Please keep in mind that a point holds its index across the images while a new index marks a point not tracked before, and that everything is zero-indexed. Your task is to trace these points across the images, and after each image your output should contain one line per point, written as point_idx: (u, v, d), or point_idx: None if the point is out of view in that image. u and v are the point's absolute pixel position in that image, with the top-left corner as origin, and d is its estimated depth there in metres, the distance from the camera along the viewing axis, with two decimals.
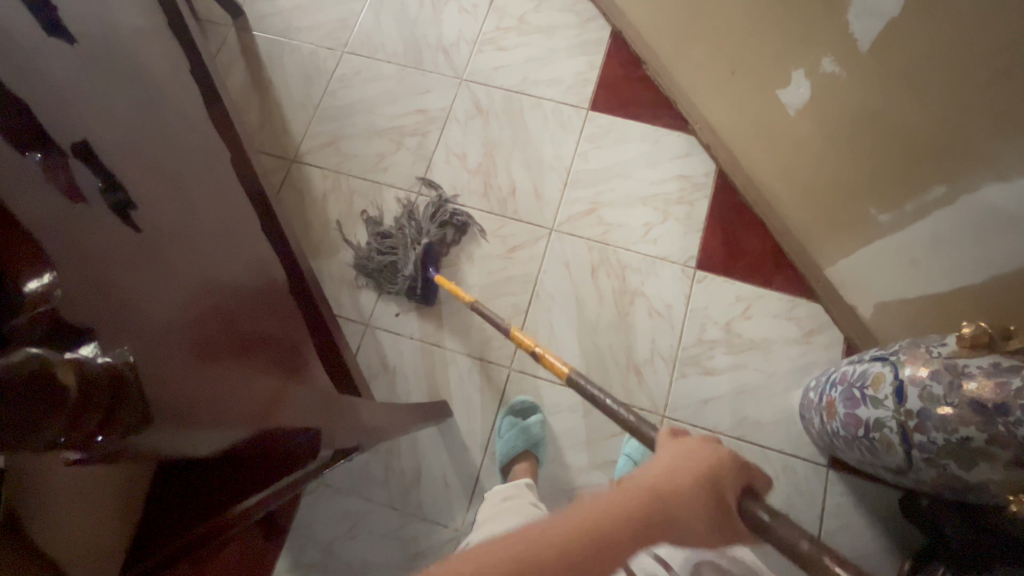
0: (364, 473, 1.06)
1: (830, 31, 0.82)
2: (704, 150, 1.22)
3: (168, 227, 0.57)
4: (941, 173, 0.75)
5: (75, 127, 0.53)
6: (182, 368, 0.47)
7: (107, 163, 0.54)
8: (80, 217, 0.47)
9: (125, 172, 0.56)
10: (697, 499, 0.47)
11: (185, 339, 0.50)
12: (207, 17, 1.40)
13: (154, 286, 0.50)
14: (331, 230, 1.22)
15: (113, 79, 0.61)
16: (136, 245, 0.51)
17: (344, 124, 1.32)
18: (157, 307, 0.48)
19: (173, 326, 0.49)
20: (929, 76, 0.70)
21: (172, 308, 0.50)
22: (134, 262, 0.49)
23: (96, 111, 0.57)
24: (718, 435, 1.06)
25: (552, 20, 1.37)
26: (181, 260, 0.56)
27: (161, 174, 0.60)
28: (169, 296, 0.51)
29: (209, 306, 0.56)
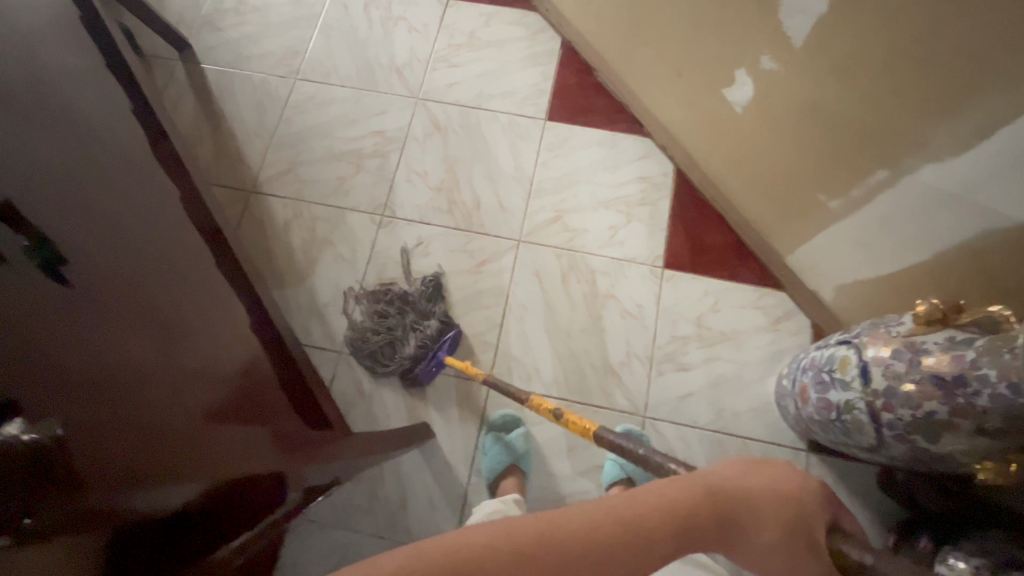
0: (348, 504, 1.03)
1: (765, 29, 0.85)
2: (661, 151, 1.25)
3: (103, 279, 0.55)
4: (883, 157, 0.78)
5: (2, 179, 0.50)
6: (127, 427, 0.48)
7: (32, 218, 0.52)
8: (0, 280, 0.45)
9: (59, 225, 0.54)
10: (784, 511, 0.49)
11: (135, 396, 0.51)
12: (152, 52, 1.38)
13: (103, 341, 0.51)
14: (297, 258, 1.20)
15: (43, 124, 0.59)
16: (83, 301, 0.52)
17: (302, 150, 1.30)
18: (103, 364, 0.49)
19: (123, 381, 0.50)
20: (861, 67, 0.73)
21: (122, 363, 0.51)
22: (80, 323, 0.50)
23: (29, 156, 0.55)
24: (699, 430, 1.07)
25: (502, 34, 1.38)
26: (118, 312, 0.54)
27: (104, 223, 0.59)
28: (120, 350, 0.52)
29: (164, 356, 0.57)
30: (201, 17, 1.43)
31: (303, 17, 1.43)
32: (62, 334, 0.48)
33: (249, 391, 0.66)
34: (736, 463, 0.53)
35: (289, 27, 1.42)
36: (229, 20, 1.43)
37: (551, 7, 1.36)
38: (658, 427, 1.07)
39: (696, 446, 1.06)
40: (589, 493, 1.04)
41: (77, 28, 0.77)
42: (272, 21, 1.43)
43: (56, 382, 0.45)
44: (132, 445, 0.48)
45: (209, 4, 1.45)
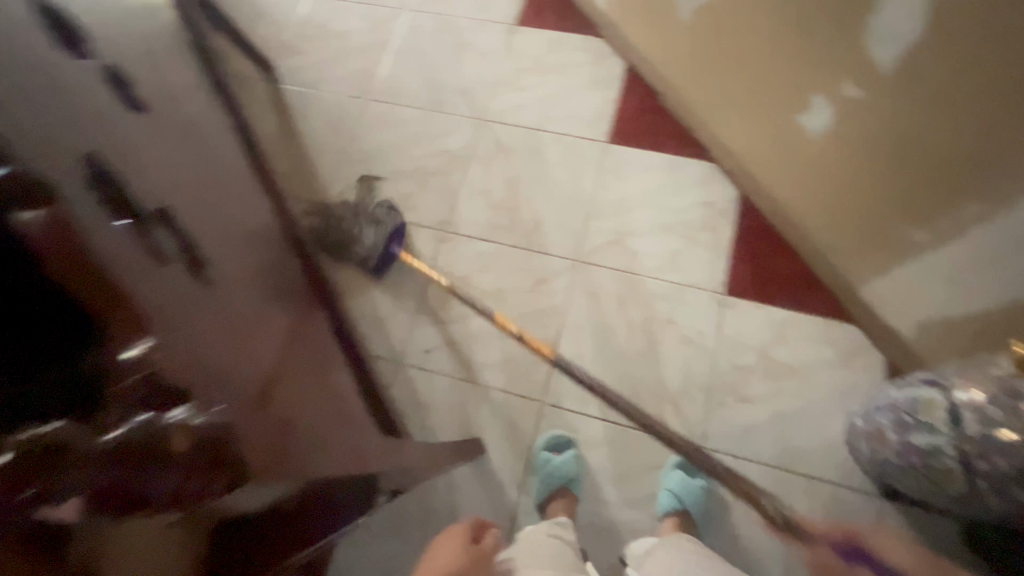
0: (399, 512, 1.05)
1: (848, 55, 0.83)
2: (726, 177, 1.24)
3: (238, 278, 0.61)
4: (977, 190, 0.74)
5: (152, 194, 0.60)
6: (291, 406, 0.57)
7: (183, 220, 0.60)
8: (162, 278, 0.54)
9: (199, 230, 0.61)
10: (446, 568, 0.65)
11: (299, 387, 0.59)
12: (241, 74, 1.49)
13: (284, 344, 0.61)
14: (361, 269, 1.25)
15: (173, 140, 0.66)
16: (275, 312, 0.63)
17: (370, 167, 1.36)
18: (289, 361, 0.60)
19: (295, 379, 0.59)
20: (957, 96, 0.70)
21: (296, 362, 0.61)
22: (216, 313, 0.56)
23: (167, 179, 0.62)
24: (761, 466, 1.02)
25: (567, 60, 1.41)
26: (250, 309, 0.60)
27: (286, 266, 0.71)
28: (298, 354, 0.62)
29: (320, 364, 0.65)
30: (285, 42, 1.55)
31: (377, 42, 1.52)
32: (208, 325, 0.54)
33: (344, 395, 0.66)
34: None
35: (364, 51, 1.51)
36: (310, 45, 1.54)
37: (617, 34, 1.38)
38: (718, 460, 1.04)
39: (756, 482, 1.02)
40: (642, 523, 1.01)
41: (191, 55, 0.86)
42: (349, 46, 1.52)
43: (200, 375, 0.50)
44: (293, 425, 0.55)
45: (294, 31, 1.56)
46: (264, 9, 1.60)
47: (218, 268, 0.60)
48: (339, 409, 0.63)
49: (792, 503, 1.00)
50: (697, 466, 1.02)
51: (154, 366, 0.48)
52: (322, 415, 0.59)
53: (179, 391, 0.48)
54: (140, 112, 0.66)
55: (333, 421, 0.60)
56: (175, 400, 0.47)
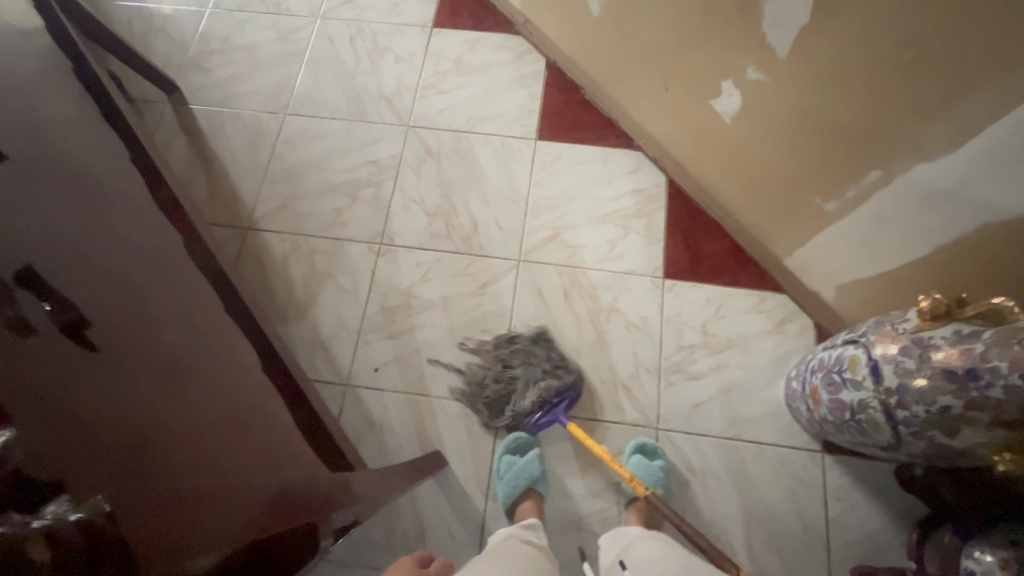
0: (364, 539, 1.01)
1: (747, 41, 0.87)
2: (653, 163, 1.27)
3: (126, 336, 0.54)
4: (873, 158, 0.80)
5: (21, 247, 0.51)
6: (195, 466, 0.49)
7: (54, 283, 0.52)
8: (28, 352, 0.45)
9: (77, 287, 0.54)
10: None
11: (204, 445, 0.52)
12: (141, 96, 1.38)
13: (175, 403, 0.53)
14: (297, 293, 1.20)
15: (53, 180, 0.60)
16: (162, 368, 0.55)
17: (296, 185, 1.30)
18: (187, 420, 0.53)
19: (195, 438, 0.52)
20: (846, 74, 0.76)
21: (194, 419, 0.54)
22: (106, 380, 0.49)
23: (36, 230, 0.54)
24: (713, 438, 1.07)
25: (488, 59, 1.41)
26: (149, 368, 0.54)
27: (179, 313, 0.64)
28: (196, 411, 0.55)
29: (228, 415, 0.59)
30: (188, 60, 1.45)
31: (290, 53, 1.45)
32: (96, 396, 0.47)
33: (272, 441, 0.62)
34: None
35: (276, 64, 1.44)
36: (216, 60, 1.45)
37: (534, 30, 1.39)
38: (673, 439, 1.07)
39: (711, 455, 1.06)
40: (608, 511, 1.03)
41: (72, 83, 0.78)
42: (259, 59, 1.45)
43: (93, 454, 0.42)
44: (202, 487, 0.48)
45: (197, 47, 1.47)
46: (160, 25, 1.49)
47: (102, 326, 0.53)
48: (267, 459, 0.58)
49: (745, 470, 1.04)
50: (655, 448, 1.05)
51: (22, 458, 0.38)
52: (249, 468, 0.55)
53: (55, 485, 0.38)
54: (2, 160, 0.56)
55: (261, 471, 0.56)
56: (51, 496, 0.38)
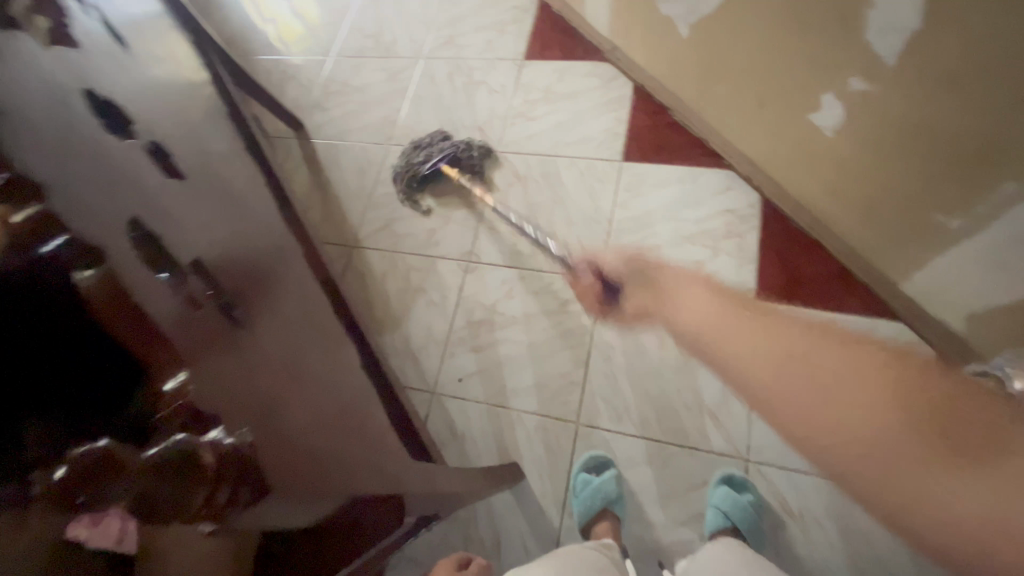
0: (443, 543, 1.05)
1: (851, 50, 0.82)
2: (745, 182, 1.23)
3: (259, 312, 0.68)
4: (1009, 169, 0.71)
5: (186, 253, 0.70)
6: (295, 447, 0.59)
7: (215, 273, 0.69)
8: (197, 325, 0.67)
9: (228, 276, 0.70)
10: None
11: (310, 428, 0.61)
12: (275, 134, 1.61)
13: (293, 392, 0.63)
14: (392, 305, 1.30)
15: (206, 203, 0.75)
16: (285, 360, 0.66)
17: (396, 207, 1.43)
18: (300, 406, 0.62)
19: (305, 423, 0.61)
20: (971, 77, 0.68)
21: (308, 404, 0.63)
22: (245, 350, 0.65)
23: (196, 241, 0.71)
24: (814, 477, 0.97)
25: (576, 86, 1.46)
26: (277, 339, 0.67)
27: (310, 309, 0.72)
28: (311, 398, 0.63)
29: (341, 404, 0.65)
30: (313, 101, 1.67)
31: (396, 91, 1.61)
32: (235, 361, 0.65)
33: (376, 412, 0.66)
34: None
35: (384, 101, 1.61)
36: (335, 101, 1.66)
37: (623, 56, 1.42)
38: (766, 473, 0.99)
39: (810, 495, 0.96)
40: (691, 544, 0.98)
41: None
42: (370, 97, 1.63)
43: (228, 402, 0.62)
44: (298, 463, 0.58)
45: (320, 90, 1.69)
46: (293, 74, 1.74)
47: (245, 303, 0.69)
48: (362, 431, 0.63)
49: (853, 516, 0.94)
50: (744, 481, 0.98)
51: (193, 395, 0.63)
52: (345, 435, 0.61)
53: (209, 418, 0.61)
54: (180, 180, 0.76)
55: (355, 440, 0.61)
56: (206, 425, 0.61)
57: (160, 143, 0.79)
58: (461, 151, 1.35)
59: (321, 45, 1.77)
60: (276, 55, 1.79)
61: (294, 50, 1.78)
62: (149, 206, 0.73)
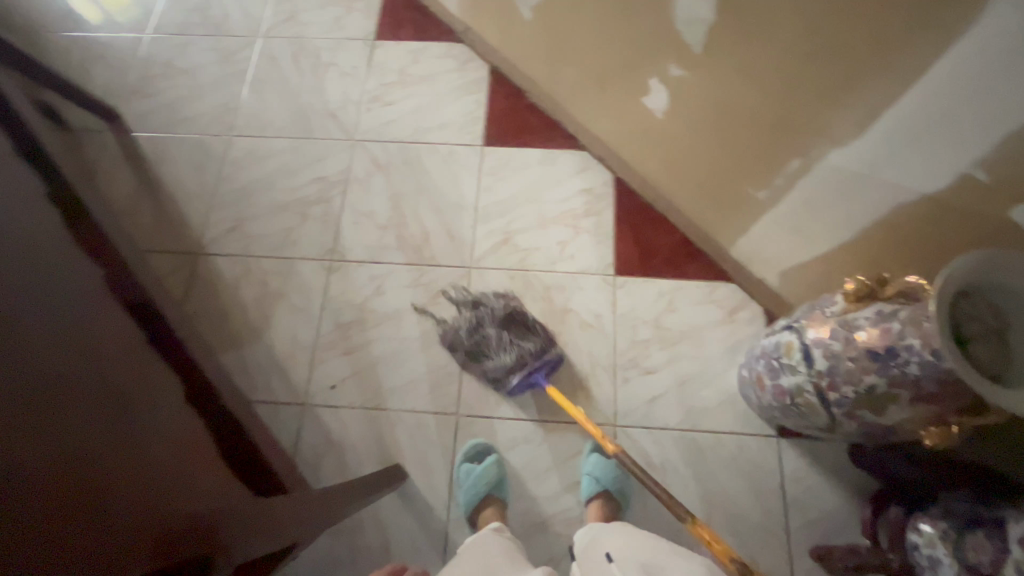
0: (328, 558, 1.01)
1: (667, 41, 0.88)
2: (599, 162, 1.28)
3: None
4: (793, 148, 0.82)
5: None
6: (138, 482, 0.52)
7: None
8: None
9: None
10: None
11: (151, 468, 0.55)
12: (83, 128, 1.36)
13: (128, 431, 0.56)
14: (249, 316, 1.19)
15: None
16: (114, 397, 0.58)
17: (244, 206, 1.29)
18: (137, 454, 0.55)
19: (144, 470, 0.54)
20: (758, 67, 0.77)
21: (144, 447, 0.57)
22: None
23: None
24: (672, 431, 1.08)
25: (431, 68, 1.41)
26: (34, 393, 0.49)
27: (126, 356, 0.66)
28: (145, 441, 0.58)
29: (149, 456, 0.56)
30: (130, 87, 1.43)
31: (232, 74, 1.44)
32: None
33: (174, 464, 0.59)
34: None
35: (219, 85, 1.43)
36: (158, 86, 1.44)
37: (476, 37, 1.39)
38: (632, 434, 1.08)
39: (669, 448, 1.07)
40: (572, 510, 1.04)
41: None
42: (202, 82, 1.44)
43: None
44: (138, 500, 0.50)
45: (137, 73, 1.45)
46: (102, 54, 1.47)
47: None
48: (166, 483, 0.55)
49: (703, 460, 1.06)
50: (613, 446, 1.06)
51: None
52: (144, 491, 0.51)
53: None
54: None
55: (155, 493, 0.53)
56: None
57: None
58: (529, 356, 1.07)
59: (136, 18, 1.52)
60: (89, 32, 1.50)
61: (117, 22, 1.51)
62: None
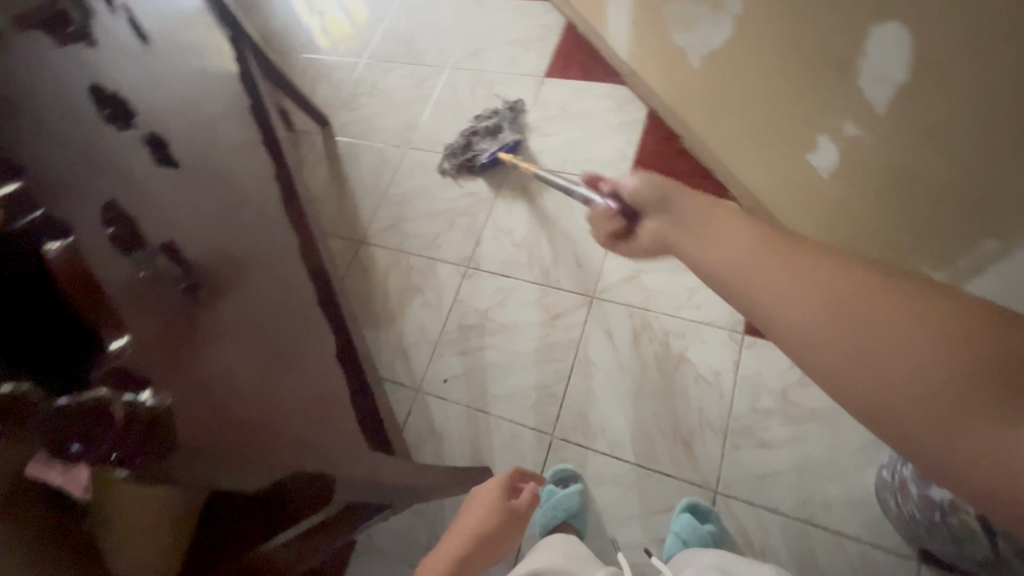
0: (409, 537, 1.08)
1: (845, 99, 0.83)
2: (746, 215, 1.24)
3: (222, 285, 0.69)
4: (989, 227, 0.71)
5: (168, 224, 0.68)
6: (292, 405, 0.65)
7: (187, 249, 0.68)
8: (155, 289, 0.61)
9: (201, 249, 0.70)
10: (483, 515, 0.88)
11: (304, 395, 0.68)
12: (302, 129, 1.69)
13: (300, 370, 0.70)
14: (390, 302, 1.35)
15: (204, 191, 0.77)
16: (291, 343, 0.73)
17: (405, 208, 1.48)
18: (297, 385, 0.68)
19: (300, 399, 0.67)
20: (951, 135, 0.69)
21: (304, 377, 0.70)
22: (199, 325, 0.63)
23: (179, 208, 0.72)
24: (781, 516, 0.97)
25: (591, 107, 1.49)
26: (238, 322, 0.68)
27: (287, 313, 0.75)
28: (307, 373, 0.71)
29: (307, 391, 0.69)
30: (341, 100, 1.75)
31: (419, 97, 1.68)
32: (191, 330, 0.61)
33: (323, 400, 0.70)
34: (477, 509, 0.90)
35: (407, 105, 1.67)
36: (361, 102, 1.73)
37: (639, 81, 1.44)
38: (732, 507, 0.99)
39: (775, 534, 0.96)
40: None
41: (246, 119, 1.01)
42: (394, 101, 1.69)
43: (172, 368, 0.56)
44: (294, 415, 0.64)
45: (349, 90, 1.76)
46: (326, 73, 1.82)
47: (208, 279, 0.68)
48: (315, 412, 0.67)
49: (814, 559, 0.93)
50: (708, 512, 0.98)
51: (124, 360, 0.54)
52: (295, 412, 0.64)
53: (142, 380, 0.53)
54: (173, 167, 0.75)
55: (305, 416, 0.65)
56: (134, 386, 0.52)
57: (154, 131, 0.77)
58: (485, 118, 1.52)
59: (353, 48, 1.85)
60: (316, 55, 1.87)
61: (337, 49, 1.86)
62: (103, 162, 0.68)
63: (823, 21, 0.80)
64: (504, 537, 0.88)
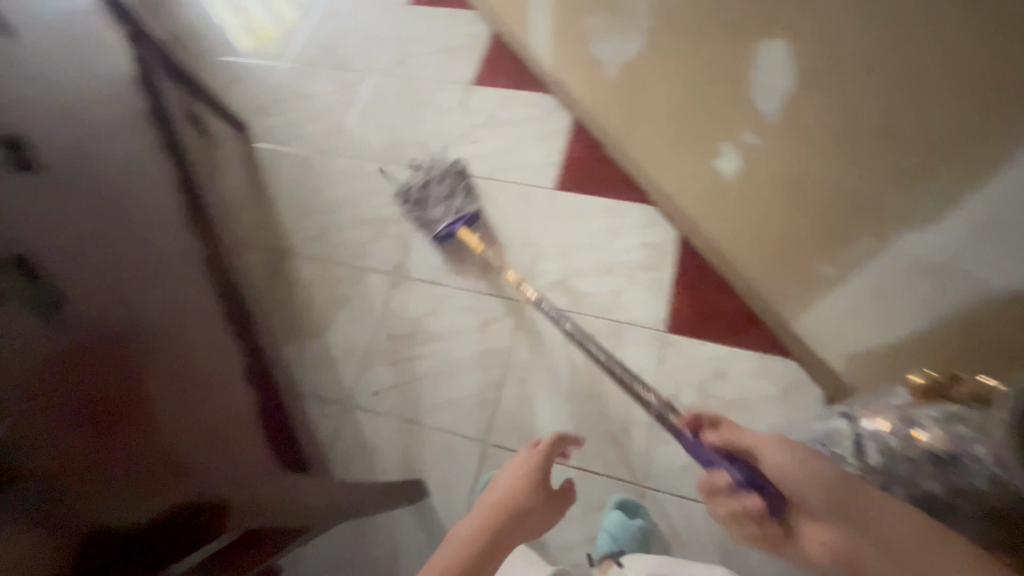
0: (338, 558, 1.03)
1: (744, 110, 0.89)
2: (665, 219, 1.29)
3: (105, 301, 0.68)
4: (865, 227, 0.78)
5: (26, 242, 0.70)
6: (175, 431, 0.64)
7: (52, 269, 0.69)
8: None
9: (75, 265, 0.70)
10: (526, 493, 0.77)
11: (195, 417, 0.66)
12: (217, 134, 1.59)
13: (192, 391, 0.67)
14: (315, 315, 1.29)
15: (89, 207, 0.75)
16: (191, 359, 0.70)
17: (331, 217, 1.43)
18: (186, 410, 0.66)
19: (189, 423, 0.65)
20: (831, 141, 0.76)
21: (199, 397, 0.68)
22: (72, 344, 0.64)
23: (51, 227, 0.72)
24: (703, 505, 1.01)
25: (518, 115, 1.51)
26: (125, 339, 0.67)
27: (190, 329, 0.73)
28: (204, 392, 0.69)
29: (198, 415, 0.67)
30: (260, 105, 1.67)
31: (344, 103, 1.63)
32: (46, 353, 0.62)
33: (216, 424, 0.68)
34: (508, 480, 0.80)
35: (331, 111, 1.62)
36: (282, 107, 1.66)
37: (563, 90, 1.48)
38: (659, 500, 1.03)
39: (698, 522, 1.00)
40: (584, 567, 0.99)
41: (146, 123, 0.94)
42: (317, 107, 1.64)
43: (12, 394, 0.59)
44: (177, 443, 0.63)
45: (269, 94, 1.69)
46: (243, 76, 1.73)
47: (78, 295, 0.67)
48: (206, 439, 0.66)
49: (735, 543, 0.98)
50: (637, 506, 1.01)
51: None
52: (180, 437, 0.64)
53: None
54: (33, 172, 0.76)
55: (191, 441, 0.64)
56: None
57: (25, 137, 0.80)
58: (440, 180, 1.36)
59: (275, 50, 1.78)
60: (236, 58, 1.77)
61: (264, 52, 1.77)
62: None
63: (721, 37, 0.86)
64: (541, 516, 0.78)
